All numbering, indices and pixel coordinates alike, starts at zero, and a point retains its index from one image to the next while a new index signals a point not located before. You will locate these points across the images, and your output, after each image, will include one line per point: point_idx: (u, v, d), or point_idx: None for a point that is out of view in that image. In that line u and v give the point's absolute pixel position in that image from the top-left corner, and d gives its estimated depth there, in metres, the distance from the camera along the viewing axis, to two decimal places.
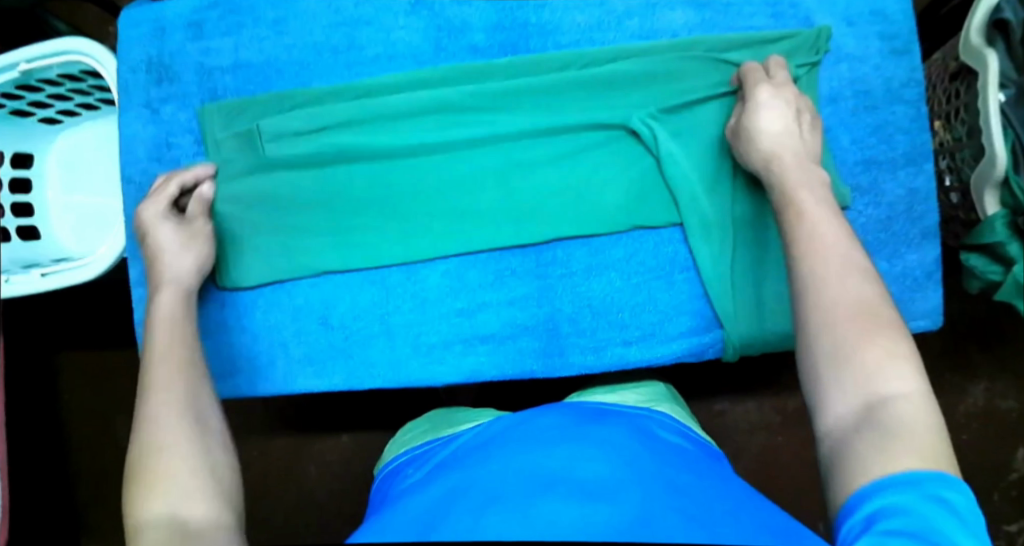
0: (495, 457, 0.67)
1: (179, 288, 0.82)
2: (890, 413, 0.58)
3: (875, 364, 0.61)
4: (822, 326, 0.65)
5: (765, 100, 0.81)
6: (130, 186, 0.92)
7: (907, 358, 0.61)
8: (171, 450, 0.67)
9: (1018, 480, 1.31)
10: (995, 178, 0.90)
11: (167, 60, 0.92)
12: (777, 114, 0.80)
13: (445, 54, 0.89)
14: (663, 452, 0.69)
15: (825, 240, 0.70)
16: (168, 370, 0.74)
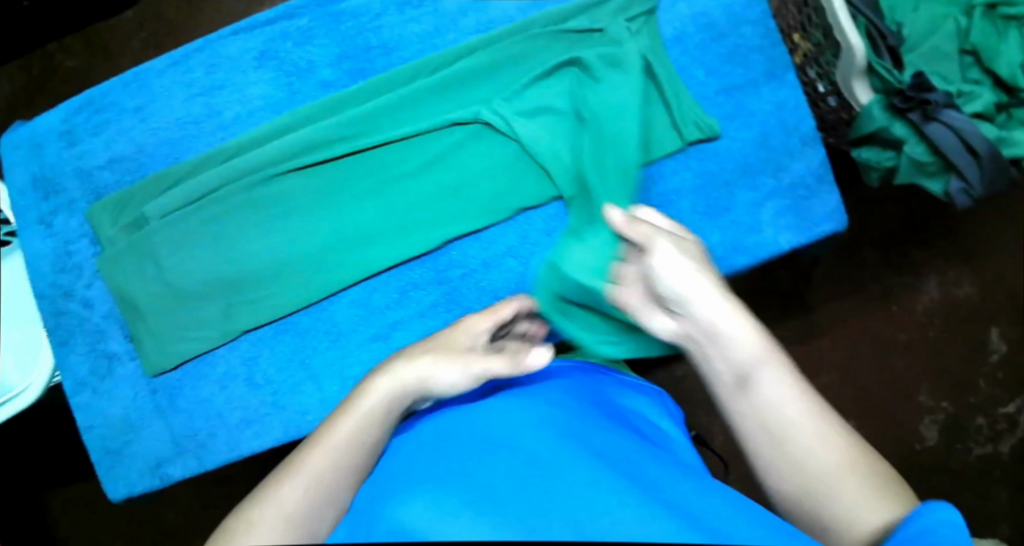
0: (445, 422, 0.69)
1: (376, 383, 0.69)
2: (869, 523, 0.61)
3: (850, 491, 0.62)
4: (794, 462, 0.64)
5: (666, 255, 0.71)
6: (43, 300, 0.93)
7: (867, 468, 0.63)
8: None
9: (1000, 361, 1.31)
10: (859, 66, 0.91)
11: (51, 174, 0.94)
12: (693, 285, 0.70)
13: (300, 96, 0.91)
14: (597, 405, 0.73)
15: (776, 396, 0.66)
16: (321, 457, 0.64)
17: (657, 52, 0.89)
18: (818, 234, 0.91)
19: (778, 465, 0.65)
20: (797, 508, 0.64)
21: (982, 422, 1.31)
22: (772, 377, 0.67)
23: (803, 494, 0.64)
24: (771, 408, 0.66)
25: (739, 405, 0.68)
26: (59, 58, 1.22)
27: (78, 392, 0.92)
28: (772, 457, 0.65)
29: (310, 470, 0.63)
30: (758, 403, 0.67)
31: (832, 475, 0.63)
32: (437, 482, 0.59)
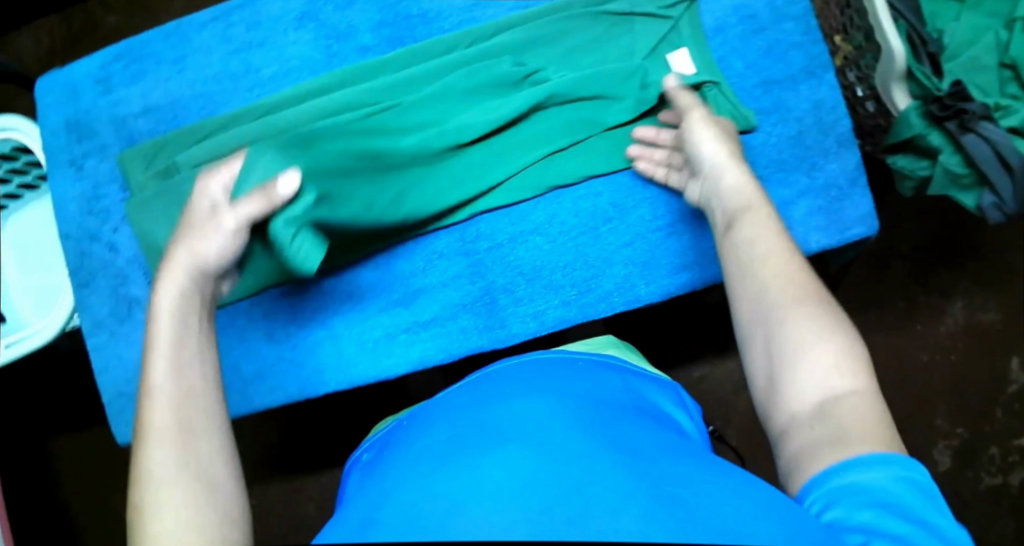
0: (450, 418, 0.68)
1: (191, 297, 0.71)
2: (841, 414, 0.61)
3: (824, 370, 0.62)
4: (772, 317, 0.66)
5: (695, 124, 0.80)
6: (69, 241, 0.94)
7: (844, 352, 0.63)
8: (154, 495, 0.58)
9: (1019, 391, 1.28)
10: (898, 71, 0.90)
11: (85, 118, 0.94)
12: (714, 151, 0.78)
13: (339, 59, 0.92)
14: (626, 403, 0.73)
15: (759, 246, 0.71)
16: (160, 406, 0.62)
17: (697, 42, 0.89)
18: (849, 238, 0.90)
19: (752, 330, 0.68)
20: (763, 387, 0.66)
21: (995, 452, 1.28)
22: (754, 230, 0.72)
23: (769, 362, 0.66)
24: (755, 261, 0.70)
25: (726, 243, 0.74)
26: (101, 15, 1.24)
27: (95, 333, 0.92)
28: (750, 309, 0.69)
29: (161, 434, 0.61)
30: (745, 254, 0.71)
31: (803, 345, 0.64)
32: (442, 476, 0.60)
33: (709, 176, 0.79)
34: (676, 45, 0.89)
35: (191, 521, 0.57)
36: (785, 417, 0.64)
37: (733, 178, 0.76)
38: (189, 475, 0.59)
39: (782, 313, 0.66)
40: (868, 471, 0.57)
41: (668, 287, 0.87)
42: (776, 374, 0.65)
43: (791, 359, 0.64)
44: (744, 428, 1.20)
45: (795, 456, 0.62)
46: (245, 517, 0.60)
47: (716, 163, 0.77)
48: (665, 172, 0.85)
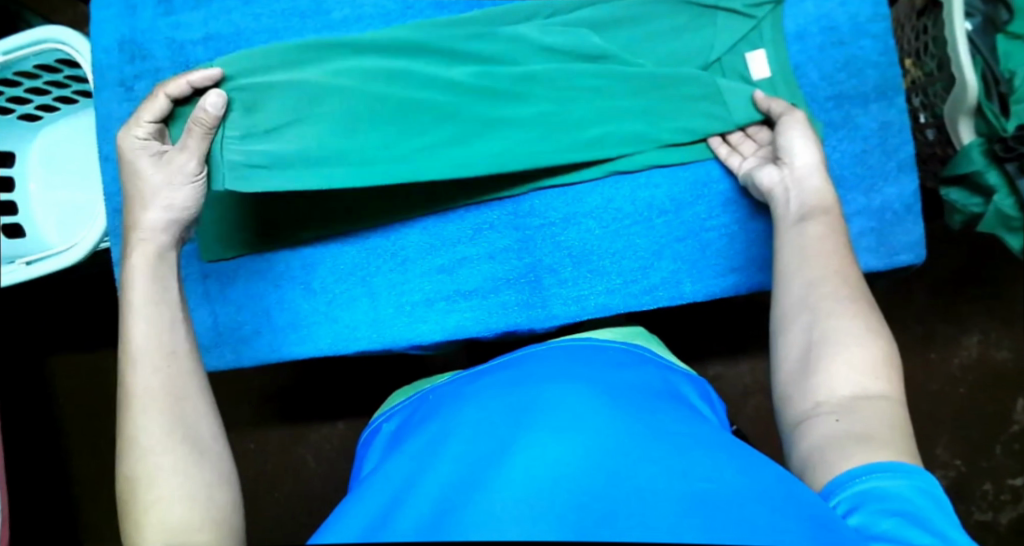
0: (481, 402, 0.68)
1: (157, 249, 0.75)
2: (868, 413, 0.63)
3: (861, 370, 0.65)
4: (820, 312, 0.68)
5: (796, 123, 0.79)
6: (108, 163, 0.91)
7: (884, 358, 0.65)
8: (144, 444, 0.64)
9: (1020, 432, 1.30)
10: (968, 105, 0.90)
11: (141, 38, 0.91)
12: (809, 154, 0.77)
13: (412, 12, 0.90)
14: (655, 390, 0.72)
15: (825, 245, 0.72)
16: (146, 369, 0.68)
17: (776, 46, 0.88)
18: (896, 264, 0.90)
19: (788, 317, 0.70)
20: (788, 375, 0.68)
21: (989, 488, 1.30)
22: (821, 229, 0.73)
23: (806, 350, 0.67)
24: (813, 257, 0.72)
25: (789, 234, 0.74)
26: None
27: (124, 261, 0.91)
28: (797, 297, 0.70)
29: (145, 400, 0.66)
30: (809, 247, 0.72)
31: (843, 344, 0.66)
32: (475, 466, 0.60)
33: (788, 177, 0.77)
34: (755, 45, 0.88)
35: (188, 476, 0.63)
36: (809, 403, 0.65)
37: (817, 182, 0.75)
38: (168, 431, 0.65)
39: (832, 307, 0.68)
40: (883, 479, 0.58)
41: (713, 289, 0.87)
42: (812, 363, 0.66)
43: (832, 353, 0.66)
44: (750, 436, 1.20)
45: (816, 445, 0.63)
46: (232, 475, 0.66)
47: (806, 163, 0.76)
48: (728, 151, 0.86)
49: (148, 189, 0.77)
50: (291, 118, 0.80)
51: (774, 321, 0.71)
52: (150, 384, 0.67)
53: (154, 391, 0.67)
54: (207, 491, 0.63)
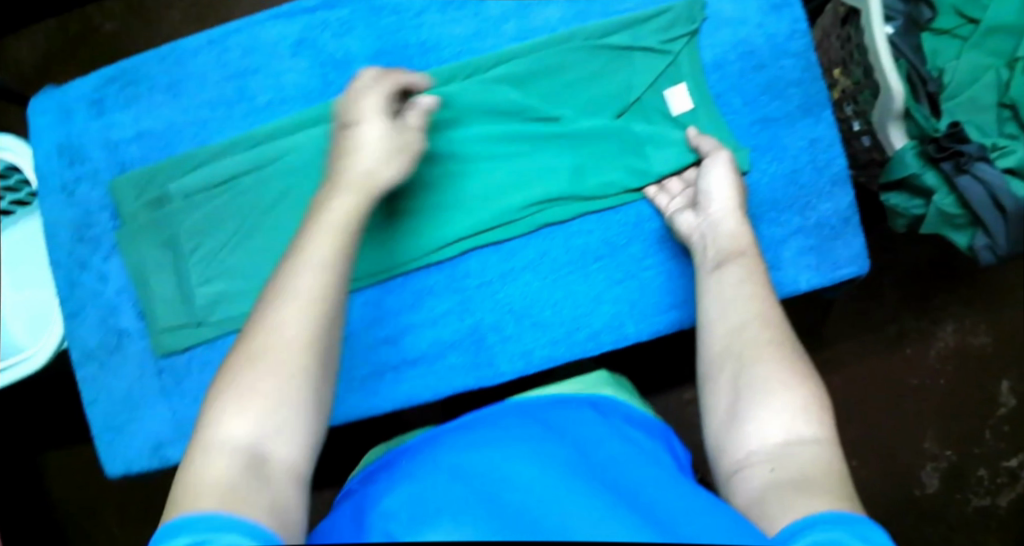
0: (433, 445, 0.67)
1: (362, 194, 0.74)
2: (801, 456, 0.63)
3: (789, 417, 0.65)
4: (745, 360, 0.69)
5: (719, 163, 0.83)
6: (59, 269, 0.93)
7: (813, 401, 0.66)
8: (251, 379, 0.61)
9: (1009, 414, 1.29)
10: (897, 110, 0.89)
11: (77, 143, 0.93)
12: (724, 197, 0.81)
13: (335, 88, 0.88)
14: (606, 433, 0.71)
15: (744, 288, 0.75)
16: (297, 312, 0.64)
17: (696, 77, 0.88)
18: (840, 277, 0.90)
19: (714, 364, 0.72)
20: (720, 424, 0.68)
21: (984, 474, 1.29)
22: (740, 273, 0.76)
23: (734, 397, 0.68)
24: (736, 301, 0.74)
25: (708, 281, 0.78)
26: (98, 20, 1.29)
27: (85, 364, 0.93)
28: (721, 346, 0.72)
29: (279, 351, 0.62)
30: (729, 293, 0.75)
31: (770, 390, 0.67)
32: (411, 493, 0.58)
33: (708, 220, 0.81)
34: (675, 80, 0.88)
35: (256, 417, 0.59)
36: (742, 452, 0.66)
37: (733, 225, 0.79)
38: (296, 370, 0.61)
39: (756, 353, 0.69)
40: (830, 532, 0.57)
41: (657, 325, 0.88)
42: (740, 413, 0.67)
43: (759, 402, 0.66)
44: None
45: (756, 495, 0.63)
46: (314, 425, 0.62)
47: (721, 208, 0.81)
48: (656, 190, 0.87)
49: (366, 142, 0.76)
50: (236, 222, 0.89)
51: (700, 371, 0.73)
52: (294, 334, 0.63)
53: (291, 345, 0.62)
54: (276, 435, 0.59)
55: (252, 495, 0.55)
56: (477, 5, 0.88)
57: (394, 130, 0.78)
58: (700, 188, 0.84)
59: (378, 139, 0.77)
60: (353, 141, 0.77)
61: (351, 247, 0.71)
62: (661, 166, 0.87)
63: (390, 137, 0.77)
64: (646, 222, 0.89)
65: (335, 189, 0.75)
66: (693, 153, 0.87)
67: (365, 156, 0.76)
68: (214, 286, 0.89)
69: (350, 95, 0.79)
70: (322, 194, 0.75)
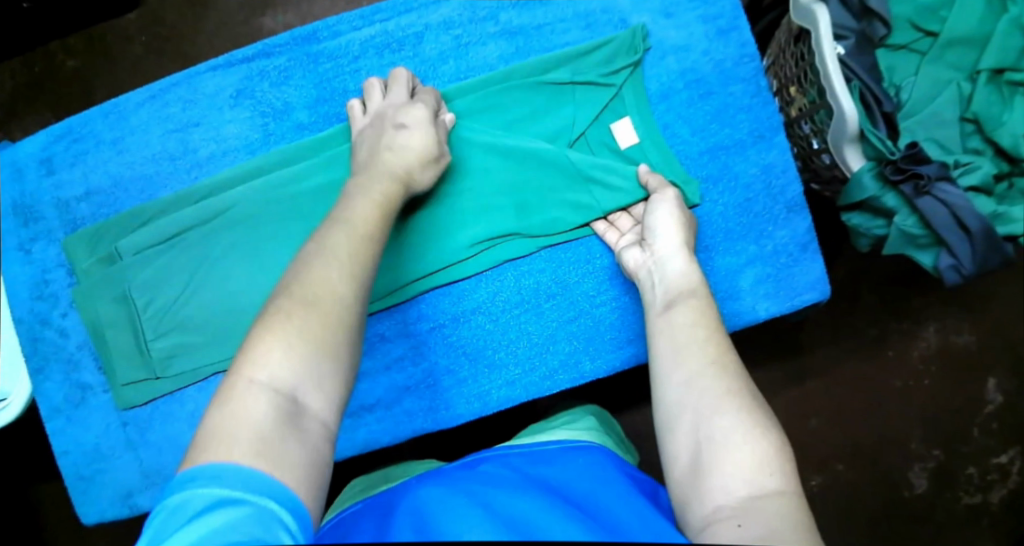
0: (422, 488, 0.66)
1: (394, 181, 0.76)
2: (767, 510, 0.58)
3: (754, 465, 0.61)
4: (701, 409, 0.65)
5: (667, 203, 0.81)
6: (21, 325, 0.92)
7: (778, 452, 0.62)
8: (282, 323, 0.59)
9: (995, 410, 1.22)
10: (851, 133, 0.85)
11: (29, 202, 0.93)
12: (672, 236, 0.79)
13: (275, 138, 0.90)
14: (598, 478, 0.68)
15: (697, 331, 0.71)
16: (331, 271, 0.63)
17: (641, 110, 0.87)
18: (799, 304, 0.89)
19: (672, 414, 0.67)
20: (684, 479, 0.63)
21: (973, 471, 1.22)
22: (690, 315, 0.72)
23: (695, 452, 0.64)
24: (690, 345, 0.70)
25: (657, 323, 0.74)
26: (61, 58, 1.23)
27: (52, 418, 0.92)
28: (677, 396, 0.67)
29: (318, 310, 0.60)
30: (683, 336, 0.71)
31: (733, 439, 0.62)
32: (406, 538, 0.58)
33: (655, 261, 0.79)
34: (619, 113, 0.88)
35: (293, 366, 0.57)
36: (709, 506, 0.60)
37: (680, 264, 0.77)
38: (317, 339, 0.59)
39: (717, 404, 0.65)
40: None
41: (614, 362, 0.87)
42: (701, 465, 0.62)
43: (720, 455, 0.62)
44: None
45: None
46: (337, 385, 0.59)
47: (666, 247, 0.79)
48: (605, 226, 0.86)
49: (399, 142, 0.79)
50: (188, 275, 0.89)
51: (658, 423, 0.68)
52: (337, 293, 0.62)
53: (330, 304, 0.61)
54: (312, 388, 0.58)
55: (285, 451, 0.54)
56: (416, 47, 0.89)
57: (436, 135, 0.81)
58: (646, 224, 0.82)
59: (419, 141, 0.79)
60: (392, 140, 0.79)
61: (386, 218, 0.72)
62: (608, 203, 0.85)
63: (428, 143, 0.80)
64: (597, 257, 0.87)
65: (371, 175, 0.76)
66: (639, 190, 0.86)
67: (405, 154, 0.78)
68: (169, 340, 0.89)
69: (396, 101, 0.83)
70: (359, 180, 0.76)
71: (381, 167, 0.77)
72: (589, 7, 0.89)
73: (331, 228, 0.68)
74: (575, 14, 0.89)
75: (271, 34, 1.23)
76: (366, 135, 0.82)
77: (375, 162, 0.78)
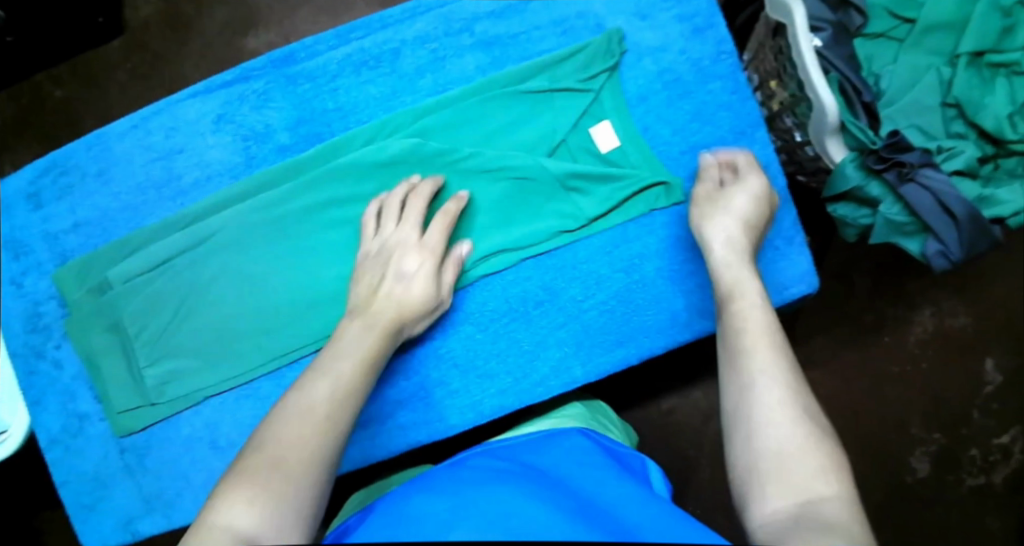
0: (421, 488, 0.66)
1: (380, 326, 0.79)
2: (823, 511, 0.58)
3: (811, 473, 0.61)
4: (761, 419, 0.65)
5: (746, 192, 0.82)
6: (18, 358, 0.93)
7: (837, 463, 0.62)
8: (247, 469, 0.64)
9: (994, 392, 1.22)
10: (832, 125, 0.85)
11: (18, 236, 0.93)
12: (729, 223, 0.80)
13: (259, 160, 0.90)
14: (583, 457, 0.72)
15: (761, 330, 0.72)
16: (298, 423, 0.68)
17: (620, 114, 0.88)
18: (789, 297, 0.89)
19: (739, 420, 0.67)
20: (743, 479, 0.63)
21: (975, 453, 1.22)
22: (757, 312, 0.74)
23: (761, 455, 0.63)
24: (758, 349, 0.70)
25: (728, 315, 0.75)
26: (48, 88, 1.23)
27: (52, 449, 0.92)
28: (736, 403, 0.68)
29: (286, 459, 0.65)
30: (746, 337, 0.71)
31: (799, 448, 0.63)
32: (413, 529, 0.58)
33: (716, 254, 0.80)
34: (598, 118, 0.88)
35: (255, 511, 0.61)
36: (765, 508, 0.60)
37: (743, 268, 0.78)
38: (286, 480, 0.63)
39: (769, 415, 0.65)
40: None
41: (604, 367, 0.87)
42: (766, 467, 0.62)
43: (787, 461, 0.62)
44: (716, 458, 1.15)
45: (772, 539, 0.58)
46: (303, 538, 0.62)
47: (725, 236, 0.80)
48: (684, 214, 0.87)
49: (399, 295, 0.81)
50: (178, 301, 0.89)
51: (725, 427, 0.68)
52: (309, 449, 0.66)
53: (298, 460, 0.65)
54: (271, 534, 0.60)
55: None
56: (394, 63, 0.90)
57: (437, 287, 0.82)
58: (707, 211, 0.82)
59: (416, 291, 0.81)
60: (389, 288, 0.81)
61: (369, 374, 0.76)
62: (592, 208, 0.87)
63: (427, 295, 0.81)
64: (585, 261, 0.87)
65: (365, 324, 0.79)
66: (620, 193, 0.86)
67: (400, 304, 0.80)
68: (164, 367, 0.89)
69: (408, 235, 0.83)
70: (353, 327, 0.79)
71: (375, 316, 0.80)
72: (564, 13, 0.90)
73: (312, 382, 0.73)
74: (551, 20, 0.90)
75: (254, 53, 1.23)
76: (369, 263, 0.84)
77: (371, 307, 0.81)
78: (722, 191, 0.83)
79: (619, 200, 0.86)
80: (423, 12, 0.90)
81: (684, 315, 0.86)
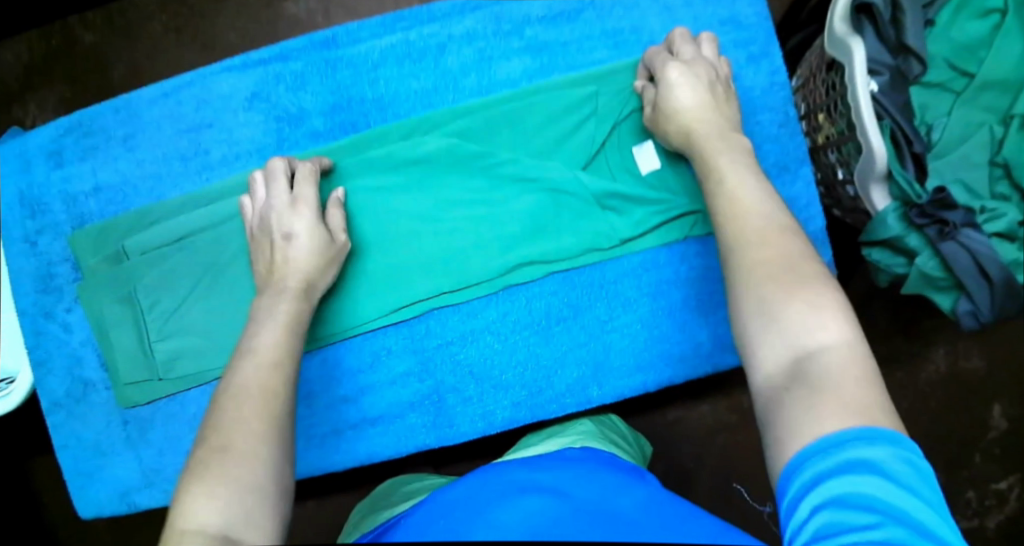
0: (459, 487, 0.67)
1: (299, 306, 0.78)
2: (823, 366, 0.56)
3: (801, 317, 0.59)
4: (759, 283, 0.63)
5: (683, 64, 0.80)
6: (25, 317, 0.91)
7: (835, 305, 0.60)
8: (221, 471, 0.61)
9: (999, 438, 1.20)
10: (878, 172, 0.82)
11: (36, 193, 0.91)
12: (689, 98, 0.78)
13: (289, 144, 0.88)
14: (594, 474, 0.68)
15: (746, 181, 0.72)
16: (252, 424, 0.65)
17: None
18: None
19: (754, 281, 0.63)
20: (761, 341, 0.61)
21: (971, 496, 1.20)
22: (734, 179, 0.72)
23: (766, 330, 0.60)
24: (759, 203, 0.69)
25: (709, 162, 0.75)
26: (79, 32, 1.19)
27: (52, 412, 0.90)
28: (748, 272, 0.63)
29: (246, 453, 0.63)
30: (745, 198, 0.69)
31: (792, 297, 0.60)
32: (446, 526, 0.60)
33: (669, 108, 0.79)
34: (641, 137, 0.86)
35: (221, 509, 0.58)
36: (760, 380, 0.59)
37: (708, 114, 0.78)
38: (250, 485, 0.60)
39: (789, 290, 0.61)
40: (880, 450, 0.51)
41: (620, 390, 0.85)
42: (773, 336, 0.60)
43: (793, 306, 0.60)
44: (714, 471, 1.14)
45: (770, 405, 0.57)
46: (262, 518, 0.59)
47: (686, 99, 0.78)
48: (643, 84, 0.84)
49: (292, 256, 0.79)
50: (195, 278, 0.87)
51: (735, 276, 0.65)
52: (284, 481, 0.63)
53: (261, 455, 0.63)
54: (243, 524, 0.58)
55: None
56: (437, 57, 0.88)
57: (325, 239, 0.81)
58: (659, 82, 0.80)
59: (310, 248, 0.80)
60: (283, 253, 0.80)
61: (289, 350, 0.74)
62: (624, 228, 0.85)
63: (320, 246, 0.80)
64: (615, 281, 0.86)
65: (277, 294, 0.78)
66: (654, 217, 0.85)
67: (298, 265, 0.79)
68: (173, 344, 0.88)
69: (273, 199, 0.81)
70: (263, 300, 0.78)
71: (279, 283, 0.79)
72: (618, 26, 0.88)
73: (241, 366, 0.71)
74: (603, 31, 0.88)
75: (292, 19, 1.19)
76: (257, 240, 0.82)
77: (278, 278, 0.79)
78: (665, 79, 0.80)
79: (655, 224, 0.85)
80: (473, 9, 0.88)
81: (706, 346, 0.85)
